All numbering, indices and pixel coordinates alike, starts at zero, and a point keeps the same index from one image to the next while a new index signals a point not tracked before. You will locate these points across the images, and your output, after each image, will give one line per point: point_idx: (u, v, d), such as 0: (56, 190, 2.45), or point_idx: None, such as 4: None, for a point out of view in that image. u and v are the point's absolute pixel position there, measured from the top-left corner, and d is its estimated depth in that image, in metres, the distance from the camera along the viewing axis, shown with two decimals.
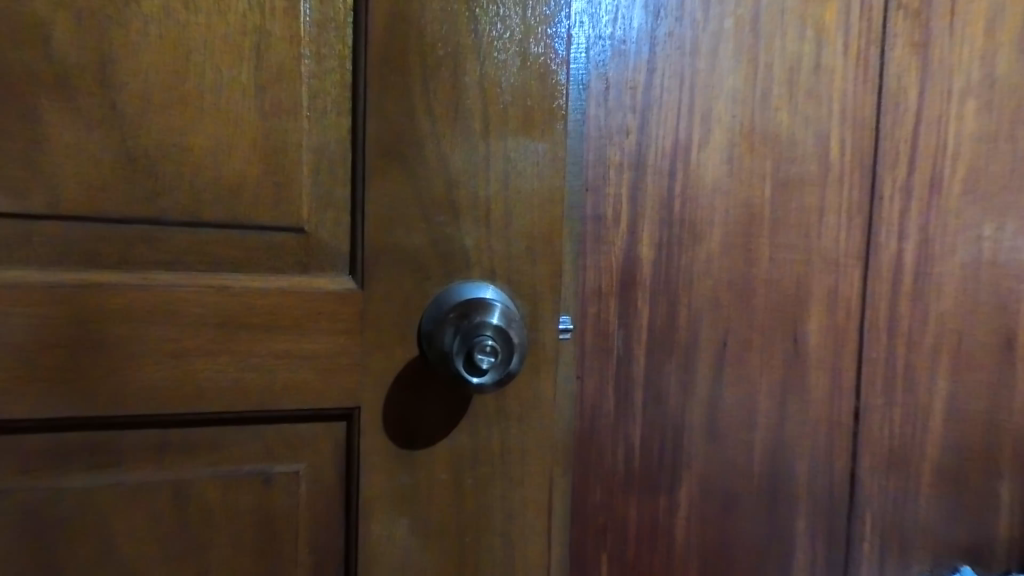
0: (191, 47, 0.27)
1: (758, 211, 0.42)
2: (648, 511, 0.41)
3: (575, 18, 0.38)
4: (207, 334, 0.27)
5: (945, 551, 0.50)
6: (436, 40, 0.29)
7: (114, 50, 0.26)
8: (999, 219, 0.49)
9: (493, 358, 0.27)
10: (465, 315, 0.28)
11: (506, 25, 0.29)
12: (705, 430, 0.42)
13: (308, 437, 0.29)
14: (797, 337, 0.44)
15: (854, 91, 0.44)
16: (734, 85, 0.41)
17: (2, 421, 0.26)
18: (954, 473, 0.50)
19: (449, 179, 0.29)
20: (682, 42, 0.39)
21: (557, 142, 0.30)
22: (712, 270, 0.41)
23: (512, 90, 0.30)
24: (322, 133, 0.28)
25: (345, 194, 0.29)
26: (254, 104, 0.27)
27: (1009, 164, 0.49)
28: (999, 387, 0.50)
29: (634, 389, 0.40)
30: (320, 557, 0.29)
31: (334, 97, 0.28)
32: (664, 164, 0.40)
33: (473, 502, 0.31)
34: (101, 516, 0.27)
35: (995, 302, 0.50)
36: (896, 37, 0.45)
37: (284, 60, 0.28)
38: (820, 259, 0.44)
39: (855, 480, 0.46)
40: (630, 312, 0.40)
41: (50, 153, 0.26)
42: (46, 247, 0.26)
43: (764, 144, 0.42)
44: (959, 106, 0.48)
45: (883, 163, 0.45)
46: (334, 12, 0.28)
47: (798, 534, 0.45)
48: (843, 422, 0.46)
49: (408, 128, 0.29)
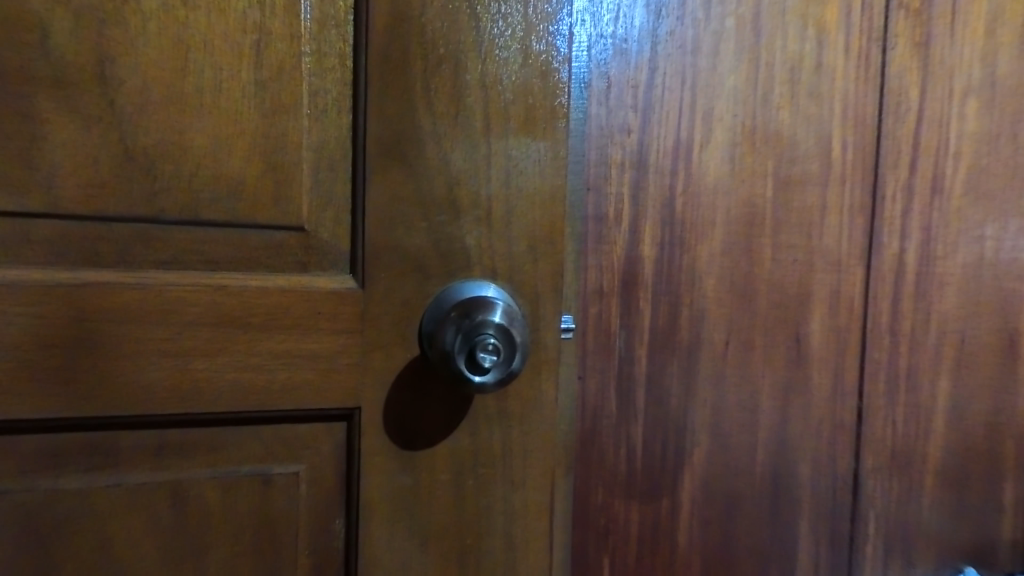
0: (192, 47, 0.27)
1: (759, 210, 0.42)
2: (649, 511, 0.41)
3: (576, 17, 0.38)
4: (209, 334, 0.28)
5: (949, 552, 0.50)
6: (437, 40, 0.29)
7: (119, 53, 0.26)
8: (1002, 218, 0.49)
9: (494, 357, 0.27)
10: (466, 315, 0.29)
11: (507, 22, 0.29)
12: (707, 429, 0.42)
13: (309, 436, 0.30)
14: (799, 336, 0.44)
15: (856, 91, 0.44)
16: (735, 83, 0.41)
17: (8, 420, 0.26)
18: (957, 473, 0.50)
19: (451, 179, 0.30)
20: (683, 41, 0.40)
21: (558, 140, 0.31)
22: (713, 269, 0.41)
23: (513, 88, 0.30)
24: (324, 134, 0.29)
25: (346, 194, 0.29)
26: (254, 103, 0.28)
27: (1012, 162, 0.49)
28: (1003, 387, 0.50)
29: (635, 388, 0.40)
30: (322, 555, 0.30)
31: (333, 95, 0.29)
32: (665, 163, 0.40)
33: (474, 500, 0.31)
34: (102, 515, 0.27)
35: (999, 302, 0.49)
36: (898, 36, 0.45)
37: (285, 58, 0.28)
38: (821, 259, 0.44)
39: (857, 481, 0.46)
40: (631, 311, 0.40)
41: (53, 152, 0.26)
42: (51, 248, 0.26)
43: (765, 143, 0.42)
44: (962, 105, 0.48)
45: (884, 163, 0.45)
46: (335, 11, 0.29)
47: (800, 534, 0.45)
48: (845, 422, 0.46)
49: (410, 129, 0.29)
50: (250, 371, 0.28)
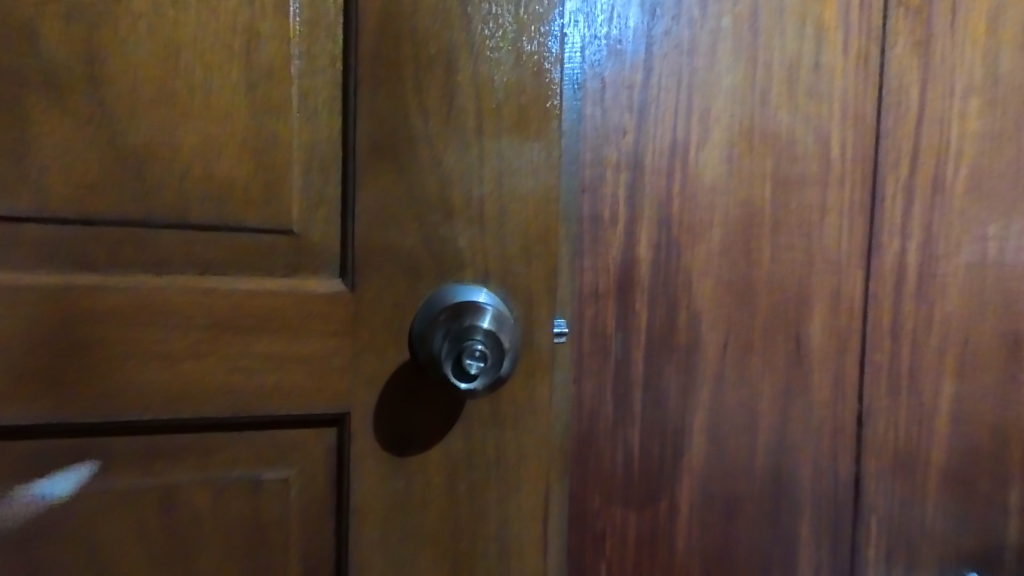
0: (179, 49, 0.27)
1: (757, 211, 0.42)
2: (647, 516, 0.41)
3: (570, 18, 0.38)
4: (197, 337, 0.27)
5: (954, 557, 0.49)
6: (428, 39, 0.29)
7: (111, 54, 0.26)
8: (1005, 217, 0.48)
9: (482, 362, 0.27)
10: (456, 317, 0.28)
11: (499, 23, 0.29)
12: (706, 433, 0.42)
13: (298, 441, 0.29)
14: (799, 339, 0.43)
15: (855, 91, 0.44)
16: (732, 83, 0.40)
17: None
18: (962, 477, 0.49)
19: (443, 179, 0.29)
20: (679, 41, 0.39)
21: (552, 140, 0.30)
22: (711, 271, 0.41)
23: (505, 88, 0.30)
24: (314, 135, 0.29)
25: (337, 195, 0.29)
26: (243, 103, 0.28)
27: (1014, 162, 0.48)
28: (1007, 389, 0.49)
29: (632, 391, 0.40)
30: (311, 563, 0.29)
31: (324, 97, 0.29)
32: (662, 163, 0.39)
33: (468, 506, 0.30)
34: (91, 521, 0.27)
35: (1003, 303, 0.49)
36: (897, 35, 0.45)
37: (274, 60, 0.28)
38: (821, 260, 0.44)
39: (860, 485, 0.46)
40: (628, 313, 0.40)
41: (39, 154, 0.26)
42: (37, 251, 0.26)
43: (762, 143, 0.41)
44: (963, 104, 0.47)
45: (884, 163, 0.45)
46: (325, 12, 0.28)
47: (802, 539, 0.44)
48: (846, 425, 0.45)
49: (401, 130, 0.29)
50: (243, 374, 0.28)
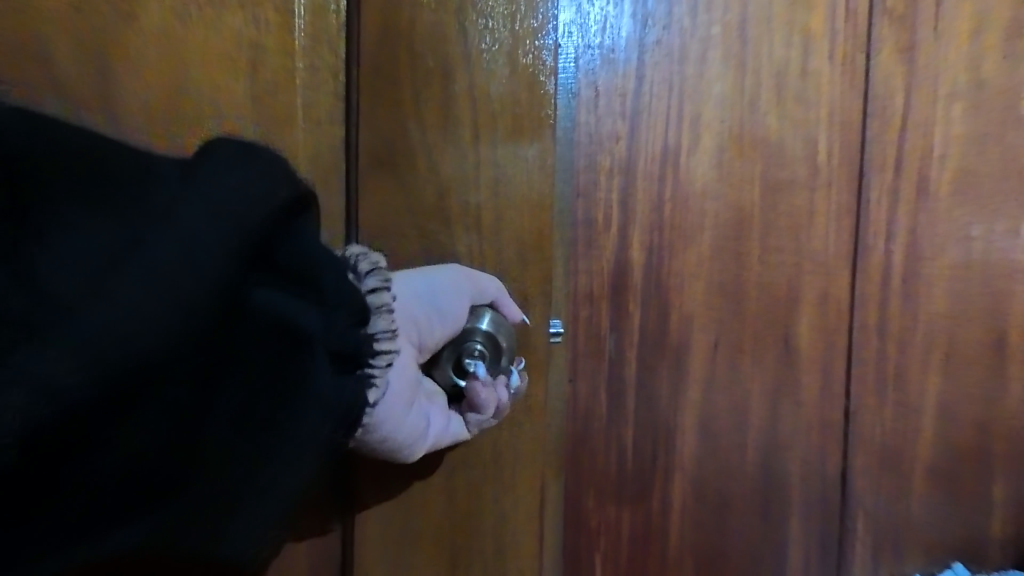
0: (193, 66, 0.30)
1: (746, 214, 0.43)
2: (641, 512, 0.42)
3: (564, 29, 0.38)
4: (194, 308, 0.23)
5: (939, 549, 0.51)
6: (424, 53, 0.31)
7: (138, 73, 0.29)
8: (988, 219, 0.50)
9: (479, 361, 0.34)
10: (460, 321, 0.33)
11: (493, 37, 0.31)
12: (698, 430, 0.43)
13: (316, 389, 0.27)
14: (788, 338, 0.45)
15: (841, 96, 0.45)
16: (722, 90, 0.42)
17: None
18: (947, 471, 0.50)
19: (441, 186, 0.32)
20: (670, 50, 0.40)
21: (544, 146, 0.32)
22: (703, 273, 0.42)
23: (499, 99, 0.31)
24: (317, 144, 0.31)
25: (339, 203, 0.31)
26: (252, 115, 0.30)
27: (997, 165, 0.50)
28: (990, 386, 0.51)
29: (626, 391, 0.41)
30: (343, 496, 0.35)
31: (327, 109, 0.31)
32: (654, 169, 0.41)
33: None
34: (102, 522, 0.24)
35: (986, 302, 0.50)
36: (882, 42, 0.46)
37: (281, 75, 0.30)
38: (809, 261, 0.45)
39: (847, 480, 0.47)
40: (621, 315, 0.41)
41: None
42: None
43: (752, 149, 0.42)
44: (947, 108, 0.48)
45: (869, 167, 0.46)
46: (327, 29, 0.31)
47: (791, 533, 0.45)
48: (834, 422, 0.46)
49: (399, 153, 0.31)
50: (268, 361, 0.26)
